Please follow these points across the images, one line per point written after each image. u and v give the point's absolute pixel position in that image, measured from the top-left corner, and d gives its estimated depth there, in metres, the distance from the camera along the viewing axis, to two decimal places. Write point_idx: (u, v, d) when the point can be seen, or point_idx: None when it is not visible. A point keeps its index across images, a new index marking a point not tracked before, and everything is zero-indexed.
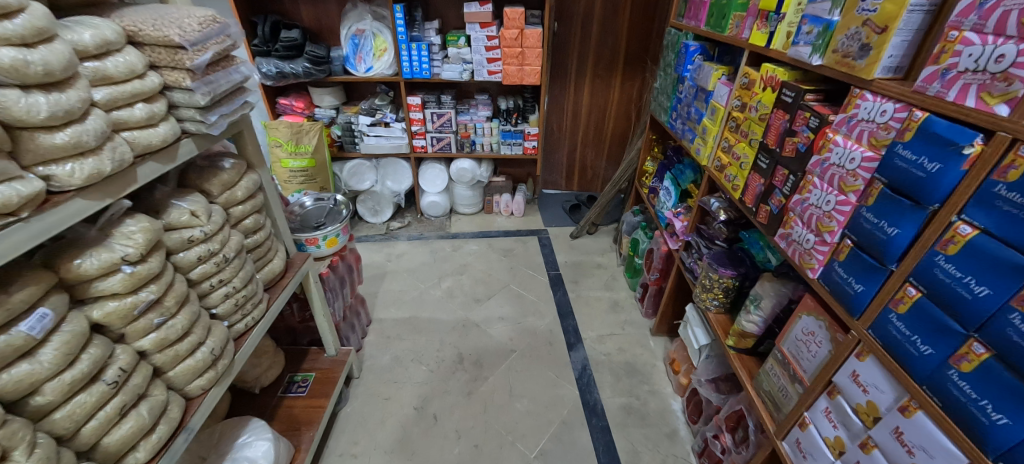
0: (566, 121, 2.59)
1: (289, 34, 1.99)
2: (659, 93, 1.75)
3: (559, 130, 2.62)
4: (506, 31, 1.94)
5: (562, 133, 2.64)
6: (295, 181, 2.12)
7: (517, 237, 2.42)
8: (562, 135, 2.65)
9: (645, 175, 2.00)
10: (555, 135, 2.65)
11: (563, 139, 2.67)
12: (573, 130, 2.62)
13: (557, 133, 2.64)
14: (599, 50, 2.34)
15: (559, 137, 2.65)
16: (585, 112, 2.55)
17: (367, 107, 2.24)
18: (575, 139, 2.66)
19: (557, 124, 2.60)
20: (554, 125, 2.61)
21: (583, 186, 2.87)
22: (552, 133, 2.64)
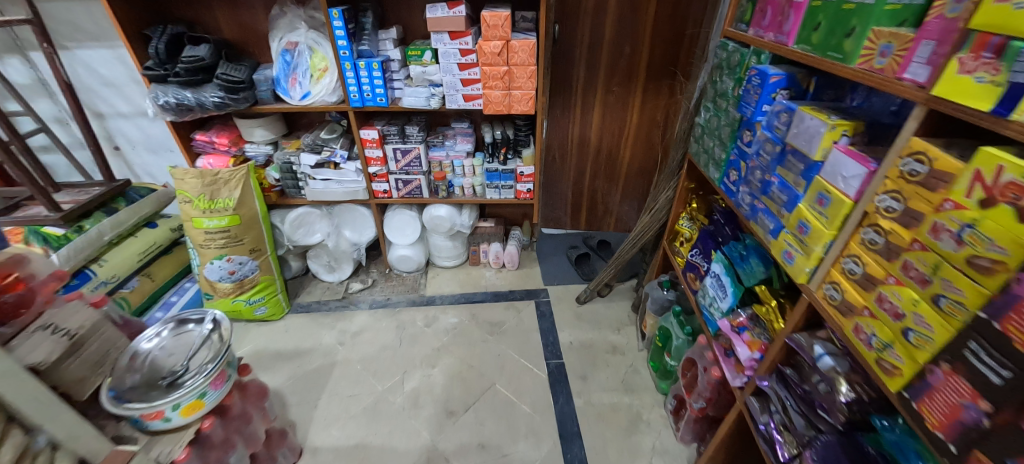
0: (571, 149, 2.05)
1: (192, 52, 1.46)
2: (706, 134, 1.20)
3: (562, 159, 2.08)
4: (485, 42, 1.38)
5: (565, 163, 2.10)
6: (213, 245, 1.60)
7: (509, 302, 1.90)
8: (566, 165, 2.10)
9: (679, 237, 1.46)
10: (557, 165, 2.10)
11: (567, 170, 2.12)
12: (580, 158, 2.08)
13: (560, 162, 2.10)
14: (613, 60, 1.78)
15: (563, 167, 2.11)
16: (595, 137, 2.00)
17: (311, 142, 1.71)
18: (582, 170, 2.12)
19: (560, 151, 2.06)
20: (556, 153, 2.07)
21: (592, 224, 2.32)
22: (552, 163, 2.10)
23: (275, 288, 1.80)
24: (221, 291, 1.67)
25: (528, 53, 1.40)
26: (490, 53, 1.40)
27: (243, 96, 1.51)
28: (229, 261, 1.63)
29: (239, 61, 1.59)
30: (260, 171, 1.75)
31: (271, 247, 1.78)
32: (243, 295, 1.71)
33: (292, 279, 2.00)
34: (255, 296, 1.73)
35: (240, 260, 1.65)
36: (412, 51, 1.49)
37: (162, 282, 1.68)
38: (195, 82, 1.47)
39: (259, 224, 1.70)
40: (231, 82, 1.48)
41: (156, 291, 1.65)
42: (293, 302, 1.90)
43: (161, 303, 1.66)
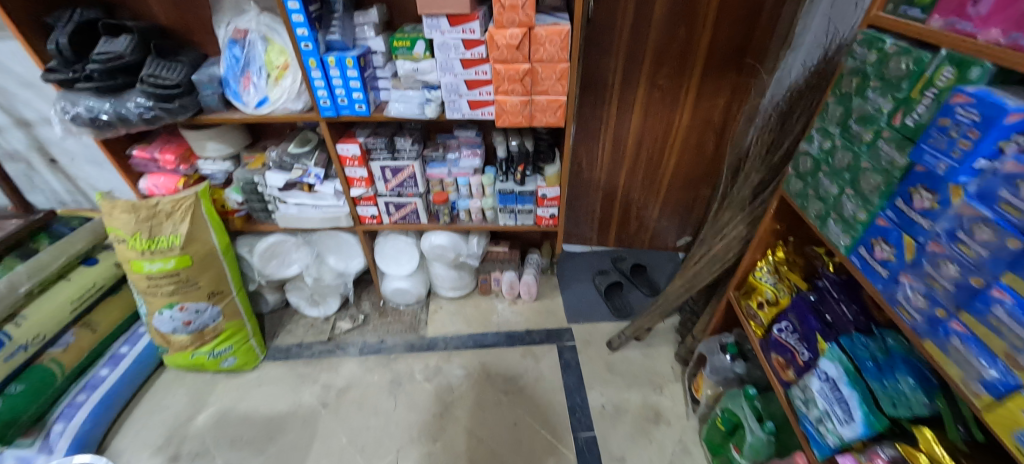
0: (605, 156, 1.66)
1: (106, 48, 1.10)
2: (828, 173, 0.81)
3: (594, 167, 1.70)
4: (498, 31, 0.98)
5: (598, 173, 1.72)
6: (160, 293, 1.28)
7: (526, 346, 1.58)
8: (599, 175, 1.72)
9: (755, 297, 1.09)
10: (588, 174, 1.72)
11: (599, 180, 1.74)
12: (616, 167, 1.69)
13: (592, 171, 1.72)
14: (663, 46, 1.36)
15: (596, 176, 1.73)
16: (635, 143, 1.61)
17: (277, 160, 1.35)
18: (617, 180, 1.73)
19: (595, 159, 1.67)
20: (587, 160, 1.68)
21: (624, 241, 1.95)
22: (581, 171, 1.72)
23: (246, 332, 1.49)
24: (176, 344, 1.37)
25: (559, 45, 0.99)
26: (504, 45, 1.00)
27: (180, 104, 1.16)
28: (182, 311, 1.32)
29: (175, 56, 1.22)
30: (219, 193, 1.42)
31: (237, 285, 1.46)
32: (204, 347, 1.41)
33: (270, 314, 1.69)
34: (220, 346, 1.43)
35: (196, 308, 1.34)
36: (398, 42, 1.09)
37: (105, 334, 1.40)
38: (113, 88, 1.12)
39: (219, 260, 1.38)
40: (161, 86, 1.13)
41: (99, 344, 1.38)
42: (271, 344, 1.61)
43: (108, 356, 1.39)
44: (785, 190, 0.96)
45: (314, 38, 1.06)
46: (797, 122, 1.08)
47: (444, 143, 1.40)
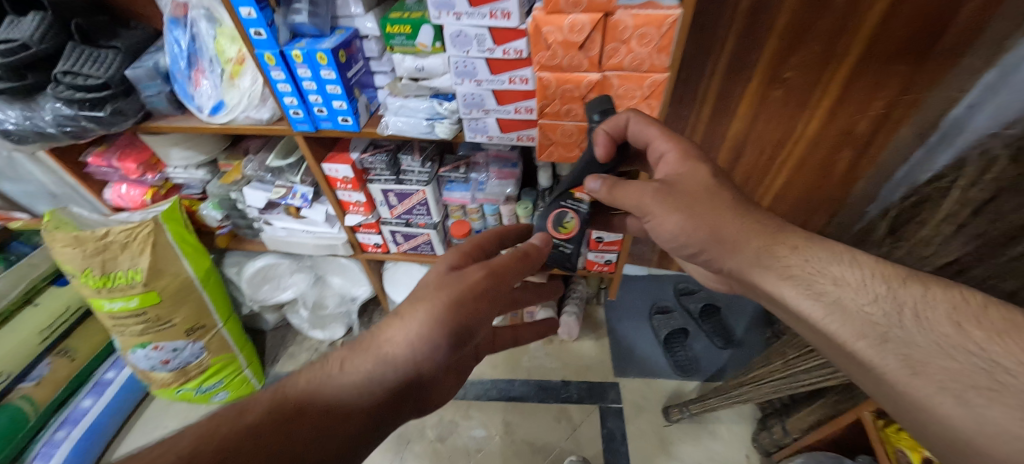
0: (956, 307, 0.40)
1: (8, 34, 0.80)
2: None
3: (824, 274, 0.47)
4: (549, 23, 0.59)
5: (965, 328, 0.39)
6: (129, 332, 1.09)
7: (561, 405, 1.28)
8: (952, 330, 0.39)
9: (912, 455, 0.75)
10: (829, 312, 0.44)
11: (881, 373, 0.40)
12: (976, 408, 0.34)
13: (923, 331, 0.40)
14: (805, 20, 0.85)
15: (898, 347, 0.40)
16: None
17: (255, 174, 1.05)
18: (949, 360, 0.37)
19: (868, 301, 0.43)
20: (877, 282, 0.44)
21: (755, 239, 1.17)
22: (897, 311, 0.42)
23: (239, 364, 1.29)
24: (158, 381, 1.19)
25: (654, 46, 0.59)
26: (559, 42, 0.60)
27: (113, 110, 0.85)
28: (157, 350, 1.13)
29: (110, 38, 0.91)
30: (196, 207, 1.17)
31: (223, 314, 1.22)
32: (190, 383, 1.22)
33: (272, 331, 1.49)
34: (208, 381, 1.24)
35: (173, 346, 1.14)
36: (393, 26, 0.71)
37: (87, 360, 1.23)
38: (26, 90, 0.83)
39: (197, 291, 1.14)
40: (84, 87, 0.82)
41: (80, 371, 1.21)
42: (270, 371, 1.41)
43: (93, 383, 1.22)
44: None
45: (267, 21, 0.70)
46: None
47: (467, 159, 1.02)
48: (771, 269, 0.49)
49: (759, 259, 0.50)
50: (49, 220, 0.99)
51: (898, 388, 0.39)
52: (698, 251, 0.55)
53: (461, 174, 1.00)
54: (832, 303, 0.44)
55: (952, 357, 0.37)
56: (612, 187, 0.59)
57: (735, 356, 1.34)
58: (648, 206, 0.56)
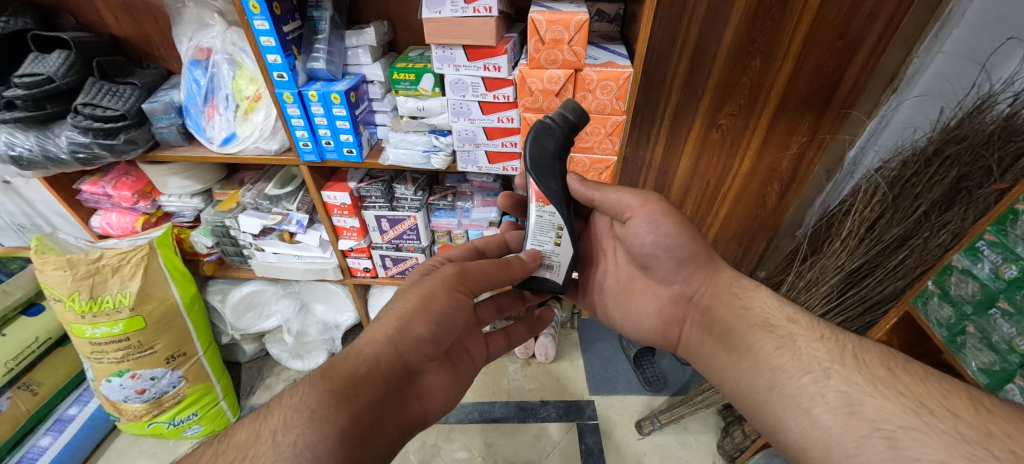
0: (885, 355, 0.50)
1: (33, 68, 0.87)
2: (1014, 317, 0.60)
3: (779, 312, 0.58)
4: (531, 73, 0.74)
5: (896, 372, 0.47)
6: (107, 360, 1.07)
7: (539, 424, 1.34)
8: (885, 372, 0.47)
9: None
10: (781, 345, 0.54)
11: (822, 412, 0.47)
12: (902, 450, 0.41)
13: (861, 369, 0.48)
14: (731, 80, 1.06)
15: (840, 385, 0.48)
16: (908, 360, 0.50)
17: (251, 202, 1.11)
18: (881, 399, 0.45)
19: (816, 339, 0.53)
20: (824, 326, 0.55)
21: (696, 216, 1.37)
22: (841, 350, 0.51)
23: (216, 395, 1.26)
24: (129, 413, 1.15)
25: (614, 94, 0.75)
26: (539, 89, 0.75)
27: (126, 139, 0.92)
28: (135, 378, 1.10)
29: (126, 76, 0.98)
30: (185, 235, 1.20)
31: (205, 343, 1.22)
32: (163, 415, 1.18)
33: (247, 363, 1.46)
34: (183, 413, 1.20)
35: (151, 375, 1.12)
36: (399, 73, 0.84)
37: (49, 394, 1.18)
38: (41, 119, 0.89)
39: (182, 318, 1.14)
40: (101, 118, 0.88)
41: (41, 406, 1.15)
42: (245, 403, 1.37)
43: (53, 420, 1.16)
44: (914, 306, 0.74)
45: (291, 66, 0.81)
46: (918, 200, 0.84)
47: (454, 189, 1.14)
48: (738, 299, 0.62)
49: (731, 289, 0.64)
50: (36, 246, 1.03)
51: (825, 426, 0.46)
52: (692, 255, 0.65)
53: (448, 202, 1.12)
54: (785, 337, 0.55)
55: (884, 397, 0.45)
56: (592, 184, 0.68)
57: (697, 371, 1.46)
58: (637, 207, 0.65)
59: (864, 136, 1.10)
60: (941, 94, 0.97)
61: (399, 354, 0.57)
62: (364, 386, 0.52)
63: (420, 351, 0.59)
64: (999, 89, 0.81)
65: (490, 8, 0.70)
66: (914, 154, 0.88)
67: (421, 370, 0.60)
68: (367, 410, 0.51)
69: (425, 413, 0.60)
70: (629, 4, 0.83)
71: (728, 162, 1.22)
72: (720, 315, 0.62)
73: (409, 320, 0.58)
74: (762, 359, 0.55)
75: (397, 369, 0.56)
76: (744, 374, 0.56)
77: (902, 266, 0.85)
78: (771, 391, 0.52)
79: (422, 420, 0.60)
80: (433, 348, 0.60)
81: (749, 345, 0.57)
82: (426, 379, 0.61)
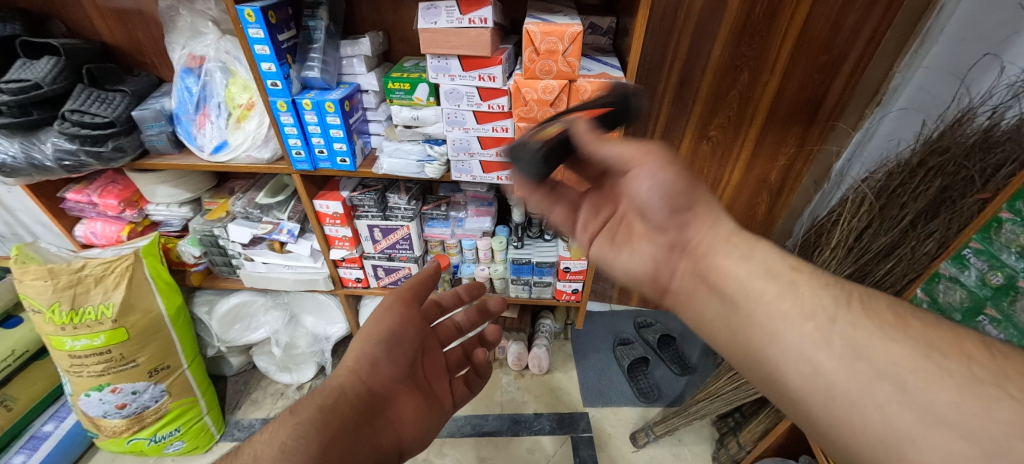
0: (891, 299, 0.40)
1: (20, 74, 0.85)
2: (1002, 323, 0.63)
3: (781, 261, 0.45)
4: (526, 83, 0.74)
5: (904, 317, 0.38)
6: (87, 373, 1.03)
7: (533, 437, 1.31)
8: (894, 317, 0.38)
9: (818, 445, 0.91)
10: (783, 290, 0.42)
11: (825, 359, 0.37)
12: (913, 396, 0.33)
13: (869, 315, 0.38)
14: (720, 93, 1.08)
15: (847, 331, 0.37)
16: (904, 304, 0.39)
17: (241, 211, 1.09)
18: (889, 342, 0.36)
19: (821, 286, 0.41)
20: (828, 271, 0.44)
21: None
22: (845, 294, 0.40)
23: (200, 409, 1.22)
24: (108, 429, 1.11)
25: None
26: (533, 99, 0.76)
27: (115, 146, 0.90)
28: (115, 392, 1.07)
29: (116, 83, 0.97)
30: (172, 244, 1.17)
31: (190, 355, 1.19)
32: (144, 431, 1.14)
33: (234, 377, 1.43)
34: (164, 429, 1.16)
35: (133, 389, 1.08)
36: (395, 83, 0.84)
37: (24, 411, 1.13)
38: (27, 125, 0.88)
39: (166, 329, 1.11)
40: (89, 125, 0.87)
41: (15, 423, 1.11)
42: (230, 418, 1.33)
43: (27, 437, 1.11)
44: None
45: (285, 75, 0.81)
46: (903, 210, 0.86)
47: (448, 199, 1.14)
48: (736, 247, 0.47)
49: (731, 236, 0.48)
50: (16, 255, 1.00)
51: (825, 375, 0.37)
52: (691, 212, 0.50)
53: (442, 211, 1.12)
54: (788, 285, 0.42)
55: (896, 340, 0.36)
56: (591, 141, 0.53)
57: (691, 381, 1.46)
58: None
59: (849, 148, 1.13)
60: (922, 107, 1.01)
61: (361, 381, 0.57)
62: (333, 416, 0.51)
63: (383, 375, 0.60)
64: (977, 103, 0.84)
65: (485, 19, 0.71)
66: (898, 165, 0.90)
67: (390, 397, 0.59)
68: (337, 437, 0.50)
69: (398, 441, 0.58)
70: (621, 17, 0.85)
71: (720, 173, 1.24)
72: (719, 263, 0.47)
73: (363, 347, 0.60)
74: (757, 312, 0.43)
75: (364, 393, 0.56)
76: (739, 331, 0.44)
77: (891, 274, 0.86)
78: (769, 341, 0.41)
79: (397, 450, 0.58)
80: (392, 367, 0.61)
81: (749, 294, 0.44)
82: (396, 406, 0.60)
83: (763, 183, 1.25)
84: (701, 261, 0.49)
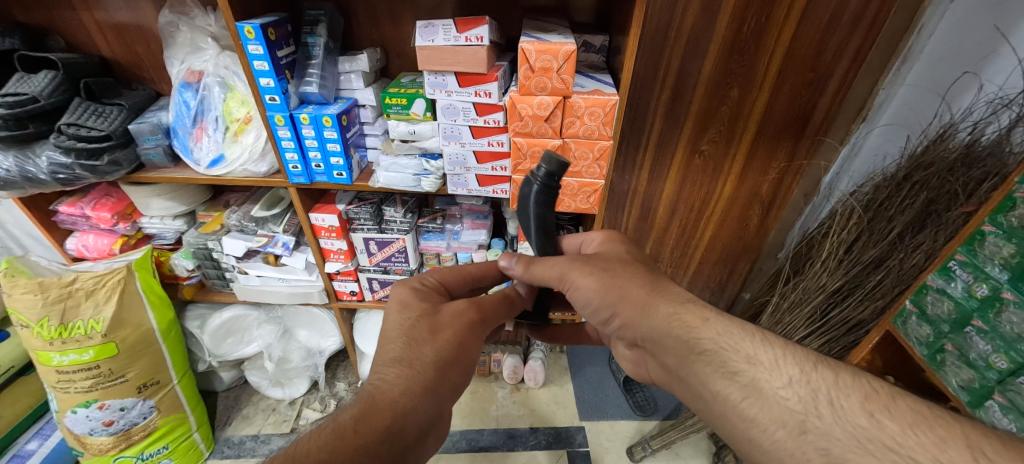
0: (868, 395, 0.40)
1: (17, 88, 0.86)
2: (989, 334, 0.62)
3: (734, 348, 0.46)
4: (520, 98, 0.76)
5: (880, 420, 0.38)
6: (75, 389, 1.01)
7: (528, 453, 1.30)
8: (867, 423, 0.38)
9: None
10: (747, 394, 0.43)
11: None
12: None
13: (841, 422, 0.39)
14: (711, 108, 1.10)
15: (820, 441, 0.39)
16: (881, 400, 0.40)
17: (236, 224, 1.09)
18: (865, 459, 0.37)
19: (782, 385, 0.43)
20: (793, 363, 0.44)
21: (681, 239, 1.40)
22: (813, 398, 0.41)
23: (189, 426, 1.20)
24: (93, 447, 1.08)
25: (600, 120, 0.77)
26: (528, 114, 0.77)
27: (111, 159, 0.90)
28: (102, 409, 1.04)
29: (113, 97, 0.98)
30: (165, 257, 1.16)
31: (181, 370, 1.17)
32: (131, 449, 1.10)
33: (224, 393, 1.41)
34: (152, 447, 1.13)
35: (121, 405, 1.06)
36: (392, 98, 0.85)
37: (7, 428, 1.10)
38: (21, 139, 0.88)
39: (157, 344, 1.09)
40: (85, 138, 0.87)
41: None
42: (220, 435, 1.30)
43: (10, 455, 1.08)
44: (894, 325, 0.76)
45: (283, 89, 0.82)
46: (891, 223, 0.88)
47: (444, 212, 1.15)
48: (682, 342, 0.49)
49: (669, 326, 0.51)
50: (5, 268, 0.99)
51: None
52: None
53: (438, 224, 1.12)
54: (749, 385, 0.44)
55: (870, 455, 0.37)
56: (525, 266, 0.64)
57: None
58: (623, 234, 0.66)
59: (839, 162, 1.16)
60: (907, 123, 1.04)
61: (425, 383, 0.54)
62: (401, 427, 0.50)
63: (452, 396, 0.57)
64: (960, 118, 0.86)
65: (481, 37, 0.73)
66: (885, 178, 0.92)
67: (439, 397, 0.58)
68: (391, 463, 0.48)
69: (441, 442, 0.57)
70: (613, 36, 0.87)
71: (714, 187, 1.26)
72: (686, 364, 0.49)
73: (415, 347, 0.56)
74: (731, 409, 0.45)
75: (432, 415, 0.53)
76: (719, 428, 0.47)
77: (881, 285, 0.88)
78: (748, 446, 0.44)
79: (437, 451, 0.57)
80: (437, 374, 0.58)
81: (713, 394, 0.46)
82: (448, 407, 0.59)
83: (755, 196, 1.27)
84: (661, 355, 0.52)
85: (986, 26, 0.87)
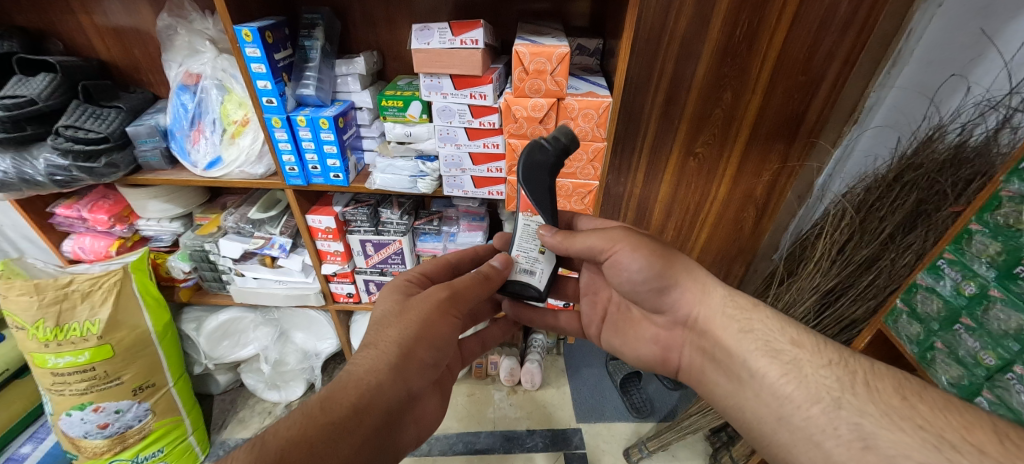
0: (901, 382, 0.48)
1: (15, 90, 0.87)
2: (977, 331, 0.64)
3: (781, 334, 0.56)
4: (515, 100, 0.77)
5: (911, 401, 0.46)
6: (69, 391, 1.01)
7: (525, 454, 1.30)
8: (900, 402, 0.46)
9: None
10: (787, 372, 0.53)
11: (835, 446, 0.46)
12: None
13: (874, 400, 0.47)
14: (705, 110, 1.11)
15: (852, 416, 0.47)
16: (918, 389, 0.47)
17: (233, 226, 1.10)
18: (896, 432, 0.44)
19: (823, 365, 0.52)
20: (831, 350, 0.53)
21: (676, 241, 1.41)
22: (850, 377, 0.50)
23: (184, 429, 1.19)
24: (88, 450, 1.07)
25: (595, 121, 0.78)
26: (523, 116, 0.78)
27: (107, 161, 0.90)
28: (97, 412, 1.04)
29: (112, 99, 0.98)
30: (161, 259, 1.17)
31: (176, 373, 1.17)
32: (125, 453, 1.10)
33: (221, 396, 1.40)
34: (147, 450, 1.12)
35: (116, 408, 1.05)
36: (388, 100, 0.86)
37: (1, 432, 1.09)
38: (20, 141, 0.88)
39: (152, 346, 1.09)
40: (82, 140, 0.87)
41: None
42: (216, 438, 1.30)
43: (3, 459, 1.08)
44: (885, 324, 0.77)
45: (280, 92, 0.82)
46: (882, 223, 0.89)
47: (440, 214, 1.16)
48: (735, 321, 0.60)
49: (726, 309, 0.62)
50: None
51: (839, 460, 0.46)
52: (673, 285, 0.65)
53: (434, 226, 1.13)
54: (790, 363, 0.53)
55: (902, 430, 0.44)
56: (565, 237, 0.67)
57: (683, 396, 1.46)
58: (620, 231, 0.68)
59: (831, 164, 1.17)
60: (897, 125, 1.05)
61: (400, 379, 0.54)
62: (366, 417, 0.50)
63: (423, 376, 0.57)
64: (948, 121, 0.87)
65: (476, 40, 0.74)
66: (876, 179, 0.93)
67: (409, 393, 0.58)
68: (368, 440, 0.49)
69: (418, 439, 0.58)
70: (607, 40, 0.89)
71: (709, 189, 1.27)
72: (722, 341, 0.60)
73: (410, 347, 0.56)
74: (767, 387, 0.54)
75: (402, 397, 0.54)
76: (747, 403, 0.56)
77: (873, 286, 0.89)
78: (779, 423, 0.52)
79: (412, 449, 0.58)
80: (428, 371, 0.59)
81: (751, 372, 0.56)
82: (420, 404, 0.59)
83: (749, 198, 1.28)
84: (706, 338, 0.63)
85: (972, 29, 0.88)
